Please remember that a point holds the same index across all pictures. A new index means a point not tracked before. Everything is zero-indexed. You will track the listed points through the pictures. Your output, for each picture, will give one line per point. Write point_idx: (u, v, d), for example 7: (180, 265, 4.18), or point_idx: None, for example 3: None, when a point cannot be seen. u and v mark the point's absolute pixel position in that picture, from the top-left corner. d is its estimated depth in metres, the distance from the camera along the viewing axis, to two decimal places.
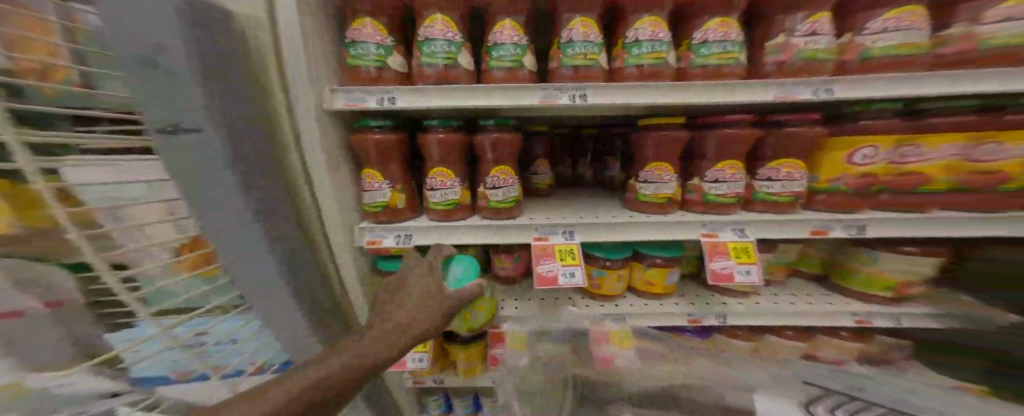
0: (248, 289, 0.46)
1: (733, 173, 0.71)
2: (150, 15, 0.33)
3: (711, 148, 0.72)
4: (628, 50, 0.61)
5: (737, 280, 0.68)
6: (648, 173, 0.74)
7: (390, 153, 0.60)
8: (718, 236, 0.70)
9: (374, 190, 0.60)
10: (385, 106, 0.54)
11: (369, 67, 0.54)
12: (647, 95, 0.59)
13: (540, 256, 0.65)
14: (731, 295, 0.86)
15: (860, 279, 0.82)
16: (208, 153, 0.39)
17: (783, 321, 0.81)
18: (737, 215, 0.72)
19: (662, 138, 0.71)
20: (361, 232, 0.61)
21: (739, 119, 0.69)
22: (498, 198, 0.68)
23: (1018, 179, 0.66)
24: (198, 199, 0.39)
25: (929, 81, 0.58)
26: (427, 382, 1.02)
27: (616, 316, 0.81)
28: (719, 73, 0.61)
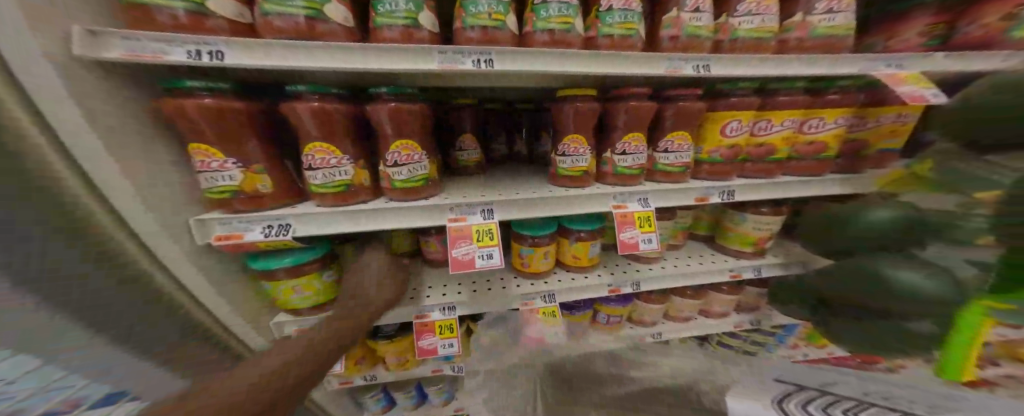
0: None
1: (637, 145, 0.69)
2: None
3: (620, 119, 0.68)
4: (537, 12, 0.58)
5: (641, 249, 0.69)
6: (565, 146, 0.68)
7: (232, 124, 0.47)
8: (627, 206, 0.69)
9: (217, 171, 0.48)
10: (203, 62, 0.41)
11: (174, 9, 0.40)
12: (557, 63, 0.56)
13: (456, 239, 0.63)
14: (642, 262, 0.90)
15: (732, 238, 0.92)
16: None
17: (681, 281, 0.88)
18: (641, 185, 0.71)
19: (577, 110, 0.65)
20: (210, 225, 0.50)
21: (644, 94, 0.67)
22: (402, 177, 0.62)
23: (830, 149, 0.79)
24: None
25: (775, 62, 0.67)
26: (356, 381, 0.93)
27: (545, 293, 0.83)
28: (625, 45, 0.62)
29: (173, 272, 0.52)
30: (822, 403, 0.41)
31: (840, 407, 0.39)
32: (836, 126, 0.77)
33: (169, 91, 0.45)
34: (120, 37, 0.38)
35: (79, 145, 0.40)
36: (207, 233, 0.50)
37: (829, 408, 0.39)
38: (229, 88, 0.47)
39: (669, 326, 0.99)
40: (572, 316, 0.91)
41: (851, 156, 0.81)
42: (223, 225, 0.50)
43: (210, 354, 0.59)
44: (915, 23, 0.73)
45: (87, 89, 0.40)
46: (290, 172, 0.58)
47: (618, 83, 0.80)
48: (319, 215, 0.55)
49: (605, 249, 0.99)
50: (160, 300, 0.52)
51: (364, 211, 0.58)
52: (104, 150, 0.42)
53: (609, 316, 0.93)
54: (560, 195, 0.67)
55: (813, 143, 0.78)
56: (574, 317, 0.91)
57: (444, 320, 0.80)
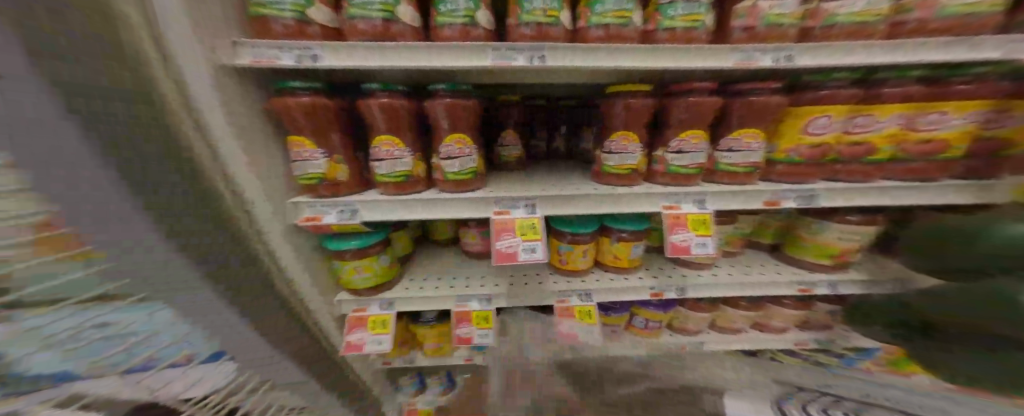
0: (166, 291, 0.43)
1: (697, 143, 0.65)
2: None
3: (677, 115, 0.65)
4: (591, 7, 0.56)
5: (694, 253, 0.63)
6: (613, 143, 0.66)
7: (323, 120, 0.54)
8: (679, 208, 0.66)
9: (307, 160, 0.55)
10: (308, 65, 0.47)
11: (284, 18, 0.47)
12: (615, 57, 0.56)
13: (500, 230, 0.65)
14: (692, 269, 0.84)
15: (806, 248, 0.83)
16: (70, 162, 0.32)
17: (733, 292, 0.82)
18: (697, 186, 0.67)
19: (629, 106, 0.63)
20: (300, 207, 0.58)
21: (706, 88, 0.62)
22: (453, 169, 0.65)
23: (955, 149, 0.67)
24: (74, 217, 0.33)
25: (885, 50, 0.59)
26: (398, 362, 0.98)
27: (583, 292, 0.83)
28: (687, 38, 0.59)
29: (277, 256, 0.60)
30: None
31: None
32: (965, 122, 0.65)
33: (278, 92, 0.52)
34: (250, 46, 0.46)
35: (219, 140, 0.46)
36: (299, 214, 0.58)
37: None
38: (321, 87, 0.53)
39: (717, 337, 0.93)
40: (609, 317, 0.89)
41: (976, 157, 0.69)
42: (308, 207, 0.58)
43: (296, 331, 0.66)
44: None
45: (229, 94, 0.49)
46: (361, 163, 0.64)
47: (675, 78, 0.76)
48: (380, 202, 0.60)
49: (649, 251, 0.95)
50: (269, 283, 0.59)
51: (418, 200, 0.62)
52: (235, 145, 0.49)
53: (647, 320, 0.89)
54: (605, 192, 0.66)
55: (932, 141, 0.67)
56: (612, 318, 0.89)
57: (482, 310, 0.82)
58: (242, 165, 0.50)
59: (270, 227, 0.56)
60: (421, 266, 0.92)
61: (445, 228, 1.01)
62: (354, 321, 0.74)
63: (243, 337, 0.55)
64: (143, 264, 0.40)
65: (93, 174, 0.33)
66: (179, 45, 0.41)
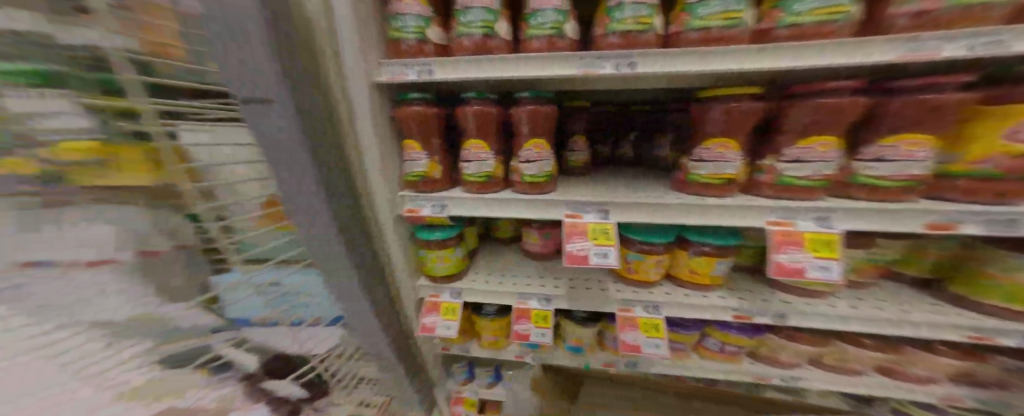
0: (323, 263, 0.56)
1: (827, 151, 0.55)
2: (259, 64, 0.37)
3: (796, 122, 0.57)
4: (691, 11, 0.54)
5: (810, 276, 0.53)
6: (705, 151, 0.63)
7: (430, 125, 0.62)
8: (792, 224, 0.56)
9: (413, 160, 0.64)
10: (424, 79, 0.56)
11: (409, 39, 0.56)
12: (716, 62, 0.52)
13: (570, 234, 0.66)
14: (796, 295, 0.74)
15: (992, 288, 0.62)
16: (298, 166, 0.44)
17: (847, 327, 0.69)
18: (821, 201, 0.56)
19: (731, 111, 0.60)
20: (403, 200, 0.67)
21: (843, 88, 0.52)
22: (531, 172, 0.68)
23: None
24: (292, 203, 0.47)
25: None
26: (455, 349, 1.01)
27: (649, 303, 0.79)
28: (818, 34, 0.49)
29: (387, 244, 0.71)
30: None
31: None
32: None
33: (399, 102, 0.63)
34: (387, 66, 0.56)
35: (368, 145, 0.58)
36: (403, 205, 0.67)
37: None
38: (432, 97, 0.62)
39: (819, 374, 0.80)
40: (678, 333, 0.85)
41: None
42: (412, 200, 0.67)
43: (390, 314, 0.76)
44: None
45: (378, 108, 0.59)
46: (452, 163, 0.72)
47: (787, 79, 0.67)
48: (465, 200, 0.66)
49: (738, 268, 0.87)
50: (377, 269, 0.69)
51: (499, 199, 0.67)
52: (377, 152, 0.59)
53: (722, 343, 0.82)
54: (692, 201, 0.62)
55: None
56: (681, 335, 0.85)
57: (542, 309, 0.84)
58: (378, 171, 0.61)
59: (388, 217, 0.66)
60: (487, 261, 0.98)
61: (507, 227, 1.06)
62: (430, 305, 0.82)
63: (362, 308, 0.66)
64: (320, 244, 0.53)
65: (309, 175, 0.45)
66: (353, 71, 0.53)
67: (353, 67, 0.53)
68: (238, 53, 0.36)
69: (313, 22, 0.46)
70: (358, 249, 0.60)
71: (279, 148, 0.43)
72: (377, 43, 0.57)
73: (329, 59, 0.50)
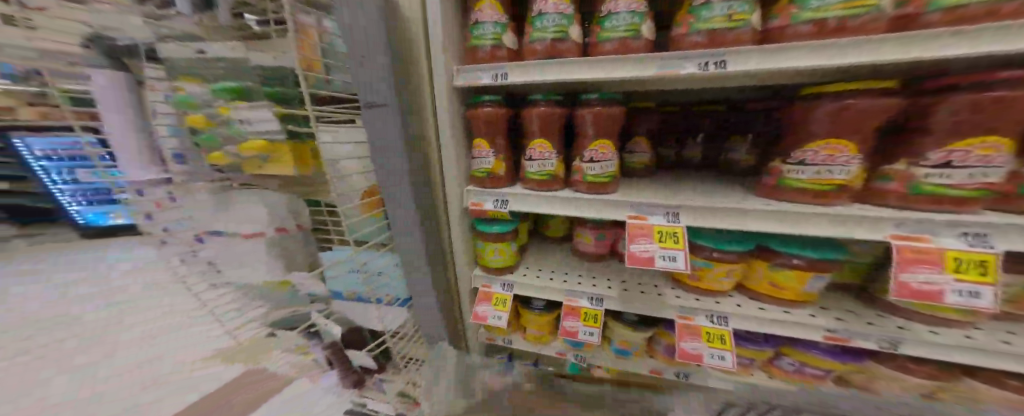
0: (402, 240, 0.66)
1: (986, 155, 0.46)
2: (374, 74, 0.51)
3: (942, 120, 0.48)
4: (800, 3, 0.49)
5: (948, 302, 0.47)
6: (811, 153, 0.57)
7: (500, 124, 0.65)
8: (929, 240, 0.48)
9: (481, 157, 0.68)
10: (497, 82, 0.59)
11: (486, 46, 0.60)
12: (826, 56, 0.46)
13: (635, 235, 0.66)
14: (922, 322, 0.63)
15: None
16: (392, 154, 0.56)
17: (982, 363, 0.58)
18: (977, 214, 0.47)
19: (841, 110, 0.53)
20: (469, 194, 0.71)
21: (1019, 78, 0.42)
22: (593, 172, 0.69)
23: None
24: (385, 185, 0.59)
25: None
26: (498, 340, 1.02)
27: (716, 313, 0.74)
28: (990, 15, 0.40)
29: (450, 232, 0.79)
30: None
31: None
32: None
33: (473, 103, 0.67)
34: (466, 70, 0.60)
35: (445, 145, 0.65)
36: (467, 199, 0.71)
37: None
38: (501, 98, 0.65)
39: None
40: (746, 349, 0.80)
41: None
42: (476, 195, 0.71)
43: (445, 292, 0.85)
44: None
45: (456, 110, 0.65)
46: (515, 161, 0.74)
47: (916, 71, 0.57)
48: (530, 196, 0.69)
49: (836, 287, 0.78)
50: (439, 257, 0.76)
51: (560, 197, 0.69)
52: (452, 151, 0.66)
53: (799, 363, 0.76)
54: (786, 207, 0.57)
55: None
56: (749, 351, 0.79)
57: (592, 309, 0.83)
58: (454, 169, 0.68)
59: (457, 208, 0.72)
60: (539, 257, 1.00)
61: (557, 225, 1.08)
62: (483, 295, 0.87)
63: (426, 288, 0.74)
64: (400, 224, 0.64)
65: (399, 162, 0.57)
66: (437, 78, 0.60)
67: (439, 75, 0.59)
68: (362, 67, 0.50)
69: (411, 40, 0.60)
70: (428, 235, 0.68)
71: (379, 142, 0.55)
72: (458, 48, 0.62)
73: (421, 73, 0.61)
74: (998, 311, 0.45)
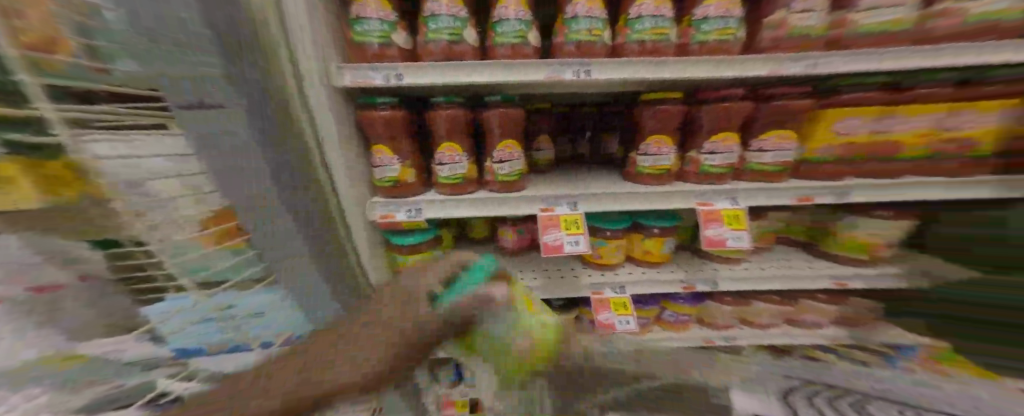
0: (283, 263, 0.51)
1: (727, 145, 0.76)
2: (192, 50, 0.35)
3: (708, 122, 0.76)
4: (631, 26, 0.64)
5: (728, 245, 0.74)
6: (647, 146, 0.79)
7: (400, 129, 0.62)
8: (712, 204, 0.75)
9: (386, 165, 0.64)
10: (392, 83, 0.56)
11: (373, 43, 0.56)
12: (650, 66, 0.62)
13: (547, 226, 0.73)
14: (721, 263, 0.91)
15: (837, 243, 0.87)
16: (248, 160, 0.41)
17: (759, 286, 0.86)
18: (728, 183, 0.78)
19: (663, 114, 0.76)
20: (373, 206, 0.65)
21: (735, 95, 0.73)
22: (503, 172, 0.73)
23: (985, 148, 0.74)
24: (242, 207, 0.45)
25: (910, 56, 0.63)
26: None
27: (614, 284, 0.89)
28: (722, 49, 0.65)
29: (357, 245, 0.66)
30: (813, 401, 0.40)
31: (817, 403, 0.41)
32: (996, 121, 0.71)
33: (361, 105, 0.62)
34: (351, 69, 0.55)
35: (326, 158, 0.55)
36: (372, 212, 0.66)
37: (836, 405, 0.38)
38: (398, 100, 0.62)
39: (747, 332, 0.97)
40: (641, 309, 0.96)
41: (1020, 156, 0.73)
42: (382, 206, 0.66)
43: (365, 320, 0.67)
44: None
45: (338, 113, 0.58)
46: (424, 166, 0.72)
47: (702, 86, 0.82)
48: (442, 201, 0.68)
49: (680, 247, 1.01)
50: (350, 275, 0.63)
51: (477, 198, 0.70)
52: (336, 148, 0.57)
53: (677, 314, 0.97)
54: (654, 191, 0.76)
55: (971, 135, 0.72)
56: (645, 311, 0.96)
57: None
58: (342, 167, 0.58)
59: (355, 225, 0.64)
60: None
61: (480, 227, 1.07)
62: None
63: None
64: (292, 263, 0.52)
65: (256, 165, 0.42)
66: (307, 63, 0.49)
67: (310, 69, 0.50)
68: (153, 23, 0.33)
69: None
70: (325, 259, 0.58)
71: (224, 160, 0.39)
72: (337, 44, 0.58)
73: (287, 55, 0.45)
74: (753, 245, 0.75)
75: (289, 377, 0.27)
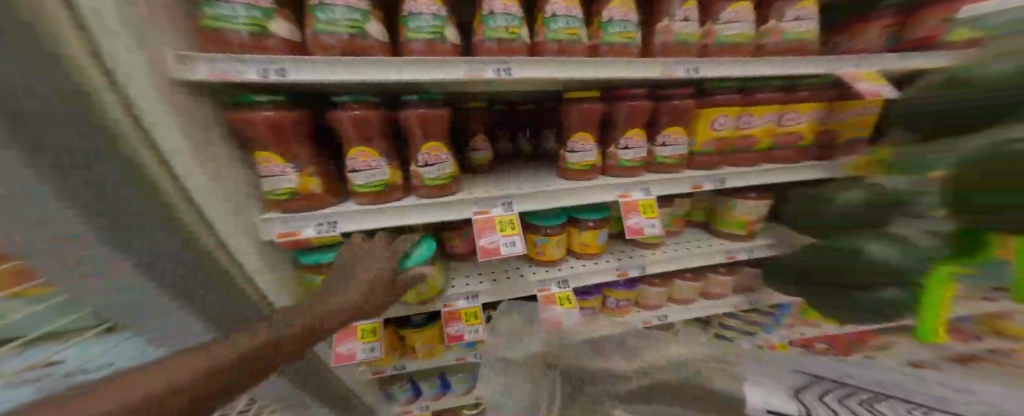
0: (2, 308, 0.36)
1: (637, 140, 0.86)
2: None
3: (622, 119, 0.84)
4: (547, 25, 0.69)
5: (646, 232, 0.84)
6: (574, 143, 0.84)
7: (292, 132, 0.51)
8: (631, 195, 0.86)
9: (278, 176, 0.52)
10: (272, 79, 0.45)
11: (239, 32, 0.44)
12: (566, 66, 0.68)
13: (482, 229, 0.71)
14: (646, 248, 1.02)
15: (726, 222, 1.04)
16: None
17: (679, 264, 0.99)
18: (641, 176, 0.88)
19: (583, 112, 0.82)
20: (270, 224, 0.54)
21: (638, 95, 0.83)
22: (431, 176, 0.68)
23: (805, 140, 0.97)
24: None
25: (750, 63, 0.82)
26: (387, 371, 0.90)
27: (559, 280, 0.92)
28: (624, 51, 0.74)
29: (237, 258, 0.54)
30: (837, 395, 0.50)
31: (855, 397, 0.49)
32: (810, 118, 0.95)
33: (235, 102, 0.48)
34: (204, 59, 0.43)
35: (183, 172, 0.44)
36: (269, 231, 0.54)
37: (844, 399, 0.49)
38: (287, 99, 0.50)
39: (673, 307, 1.10)
40: (585, 300, 1.02)
41: (830, 142, 0.97)
42: (283, 223, 0.54)
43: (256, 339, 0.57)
44: (872, 28, 0.90)
45: (190, 112, 0.46)
46: (336, 173, 0.62)
47: (617, 85, 0.91)
48: (362, 213, 0.60)
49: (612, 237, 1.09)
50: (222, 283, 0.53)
51: (398, 207, 0.63)
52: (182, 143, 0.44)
53: (616, 299, 1.05)
54: (583, 184, 0.83)
55: (793, 132, 0.94)
56: (588, 301, 1.02)
57: (469, 307, 0.84)
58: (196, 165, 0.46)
59: (239, 245, 0.54)
60: None
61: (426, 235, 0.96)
62: (341, 332, 0.71)
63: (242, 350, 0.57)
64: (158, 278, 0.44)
65: None
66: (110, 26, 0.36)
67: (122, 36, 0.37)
68: None
69: None
70: (188, 291, 0.48)
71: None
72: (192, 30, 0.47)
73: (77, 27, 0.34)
74: (664, 230, 0.87)
75: (195, 358, 0.34)
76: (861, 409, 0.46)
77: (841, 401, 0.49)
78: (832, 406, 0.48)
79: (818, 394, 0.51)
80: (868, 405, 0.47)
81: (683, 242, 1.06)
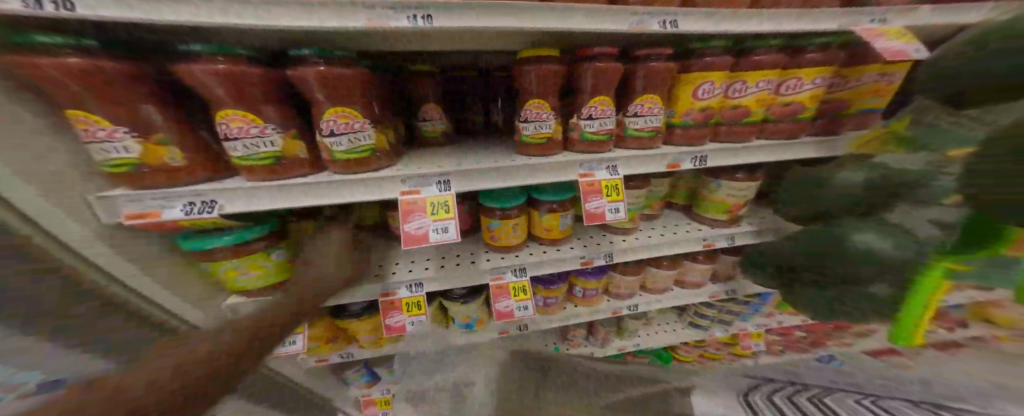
0: None
1: (603, 109, 0.73)
2: None
3: (585, 83, 0.71)
4: None
5: (607, 218, 0.75)
6: (527, 111, 0.72)
7: (115, 87, 0.42)
8: (594, 175, 0.74)
9: (106, 142, 0.43)
10: (49, 12, 0.36)
11: None
12: (505, 14, 0.55)
13: (409, 212, 0.61)
14: (614, 234, 0.92)
15: (708, 206, 0.92)
16: None
17: (653, 253, 0.89)
18: (609, 152, 0.76)
19: (537, 75, 0.69)
20: (114, 202, 0.47)
21: (605, 53, 0.69)
22: (341, 148, 0.56)
23: (809, 110, 0.81)
24: None
25: (742, 17, 0.66)
26: (332, 359, 0.85)
27: (516, 267, 0.83)
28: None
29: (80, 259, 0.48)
30: (784, 395, 0.53)
31: (792, 396, 0.52)
32: (816, 86, 0.78)
33: None
34: None
35: None
36: (114, 211, 0.47)
37: (788, 398, 0.52)
38: (96, 46, 0.41)
39: (644, 296, 1.02)
40: (548, 289, 0.94)
41: (836, 115, 0.83)
42: (134, 201, 0.47)
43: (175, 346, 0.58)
44: None
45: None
46: (209, 142, 0.53)
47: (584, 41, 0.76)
48: (240, 190, 0.51)
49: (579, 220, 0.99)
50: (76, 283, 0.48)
51: (299, 185, 0.54)
52: None
53: (583, 289, 0.97)
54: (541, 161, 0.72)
55: (795, 102, 0.79)
56: (551, 291, 0.94)
57: (411, 297, 0.77)
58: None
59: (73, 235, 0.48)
60: None
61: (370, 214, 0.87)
62: None
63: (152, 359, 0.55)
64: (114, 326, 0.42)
65: None
66: None
67: None
68: None
69: None
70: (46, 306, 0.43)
71: None
72: None
73: None
74: (630, 214, 0.77)
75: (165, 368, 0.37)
76: (802, 408, 0.49)
77: (788, 398, 0.52)
78: (779, 407, 0.50)
79: (765, 394, 0.54)
80: (813, 400, 0.51)
81: (659, 228, 0.95)
